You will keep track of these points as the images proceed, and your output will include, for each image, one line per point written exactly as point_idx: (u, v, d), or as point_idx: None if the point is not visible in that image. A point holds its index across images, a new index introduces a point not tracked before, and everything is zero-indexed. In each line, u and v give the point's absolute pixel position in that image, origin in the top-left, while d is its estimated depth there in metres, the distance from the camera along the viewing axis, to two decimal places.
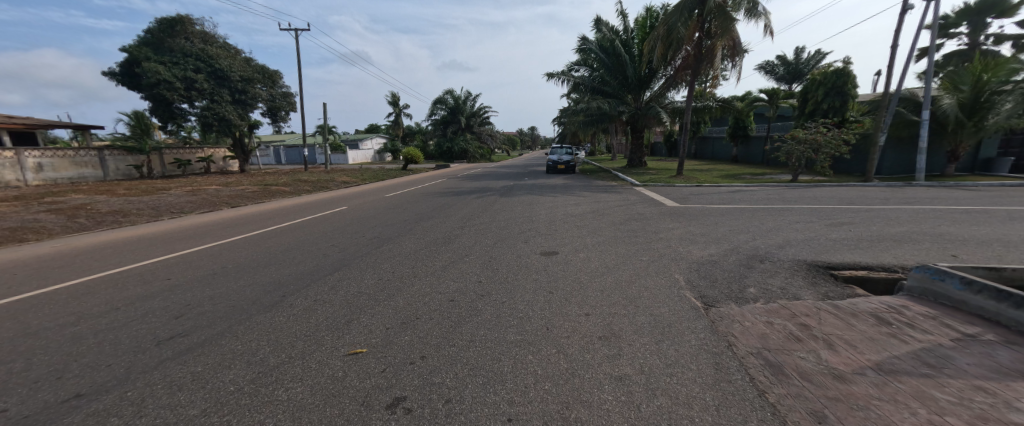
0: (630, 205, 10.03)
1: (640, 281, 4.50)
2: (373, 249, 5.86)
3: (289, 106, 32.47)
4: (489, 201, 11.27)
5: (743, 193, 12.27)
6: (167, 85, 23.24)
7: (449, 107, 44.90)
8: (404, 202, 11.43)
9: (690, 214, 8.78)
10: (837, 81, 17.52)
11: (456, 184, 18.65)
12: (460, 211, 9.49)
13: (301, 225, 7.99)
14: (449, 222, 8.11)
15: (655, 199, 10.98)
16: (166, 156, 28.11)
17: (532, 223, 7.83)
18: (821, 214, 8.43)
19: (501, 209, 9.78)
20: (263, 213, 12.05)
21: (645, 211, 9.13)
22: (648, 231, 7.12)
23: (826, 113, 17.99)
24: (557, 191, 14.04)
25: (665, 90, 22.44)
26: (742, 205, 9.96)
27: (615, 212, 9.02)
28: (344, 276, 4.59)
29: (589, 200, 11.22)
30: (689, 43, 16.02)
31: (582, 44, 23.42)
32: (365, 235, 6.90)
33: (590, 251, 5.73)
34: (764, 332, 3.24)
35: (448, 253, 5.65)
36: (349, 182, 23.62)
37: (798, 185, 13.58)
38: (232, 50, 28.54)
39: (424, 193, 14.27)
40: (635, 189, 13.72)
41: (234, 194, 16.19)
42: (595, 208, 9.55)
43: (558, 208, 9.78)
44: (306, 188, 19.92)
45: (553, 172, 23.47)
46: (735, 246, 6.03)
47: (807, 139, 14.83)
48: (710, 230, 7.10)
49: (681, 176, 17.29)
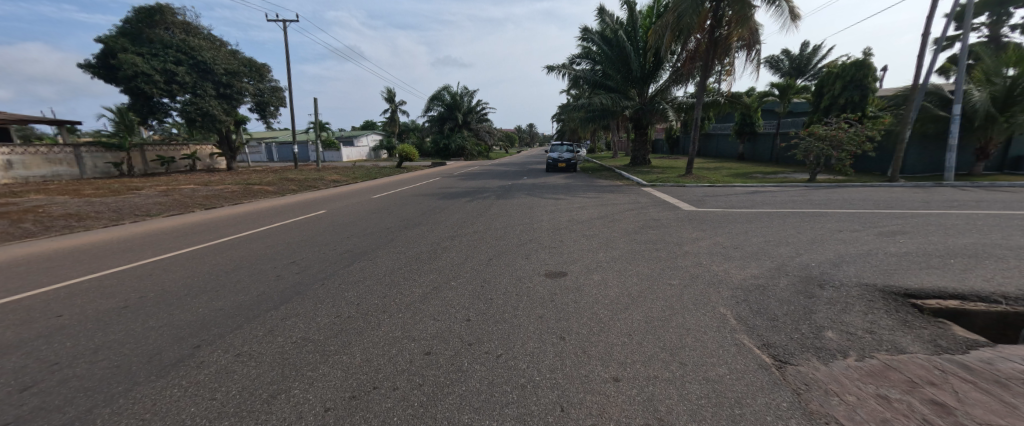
0: (642, 209, 8.99)
1: (679, 318, 3.47)
2: (341, 269, 4.78)
3: (279, 102, 31.36)
4: (484, 204, 10.20)
5: (762, 194, 11.25)
6: (145, 78, 22.18)
7: (446, 103, 43.75)
8: (391, 205, 10.35)
9: (713, 220, 7.77)
10: (856, 74, 16.57)
11: (451, 183, 17.53)
12: (452, 216, 8.43)
13: (267, 234, 6.91)
14: (438, 230, 7.04)
15: (668, 202, 9.97)
16: (148, 153, 27.06)
17: (534, 232, 6.78)
18: (864, 221, 7.40)
19: (498, 213, 8.74)
20: (237, 215, 10.93)
21: (660, 216, 8.10)
22: (671, 243, 6.08)
23: (844, 109, 17.02)
24: (559, 191, 12.98)
25: (671, 84, 21.42)
26: (767, 209, 8.95)
27: (627, 218, 7.97)
28: (291, 312, 3.51)
29: (596, 203, 10.18)
30: (700, 32, 14.99)
31: (583, 36, 22.37)
32: (336, 247, 5.82)
33: (607, 272, 4.68)
34: (886, 419, 2.21)
35: (431, 275, 4.58)
36: (339, 181, 22.56)
37: (819, 185, 12.56)
38: (217, 42, 27.68)
39: (413, 193, 13.16)
40: (643, 189, 12.70)
41: (211, 195, 15.11)
42: (604, 213, 8.50)
43: (561, 212, 8.74)
44: (291, 187, 18.84)
45: (553, 170, 22.40)
46: (781, 264, 5.00)
47: (828, 136, 13.79)
48: (743, 242, 6.06)
49: (690, 175, 16.24)
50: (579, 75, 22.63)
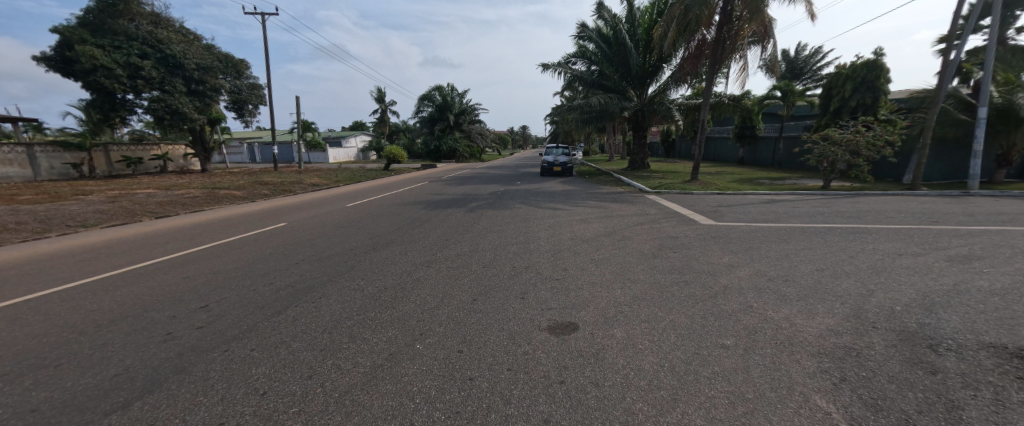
0: (654, 224, 7.79)
1: (755, 420, 2.25)
2: (266, 319, 3.45)
3: (258, 99, 29.83)
4: (471, 216, 8.92)
5: (782, 204, 10.12)
6: (105, 72, 20.92)
7: (437, 104, 42.45)
8: (365, 215, 9.07)
9: (739, 238, 6.62)
10: (867, 75, 15.63)
11: (438, 187, 16.29)
12: (432, 232, 7.17)
13: (199, 256, 5.58)
14: (414, 252, 5.77)
15: (680, 214, 8.85)
16: (113, 153, 25.61)
17: (529, 256, 5.51)
18: (919, 239, 6.24)
19: (488, 227, 7.52)
20: (187, 226, 9.57)
21: (677, 234, 6.90)
22: (702, 272, 4.84)
23: (855, 111, 16.03)
24: (556, 199, 11.73)
25: (671, 84, 20.36)
26: (795, 223, 7.81)
27: (638, 236, 6.75)
28: (147, 417, 2.20)
29: (598, 214, 9.04)
30: (709, 26, 13.92)
31: (580, 34, 21.26)
32: (275, 280, 4.50)
33: (631, 324, 3.43)
34: None
35: (391, 331, 3.27)
36: (319, 184, 21.15)
37: (839, 194, 11.49)
38: (190, 35, 26.29)
39: (394, 200, 11.91)
40: (648, 198, 11.60)
41: (168, 200, 13.74)
42: (610, 230, 7.26)
43: (560, 227, 7.52)
44: (263, 192, 17.40)
45: (547, 174, 21.24)
46: (856, 307, 3.78)
47: (846, 140, 12.77)
48: (792, 271, 4.85)
49: (696, 181, 15.14)
50: (575, 75, 21.50)
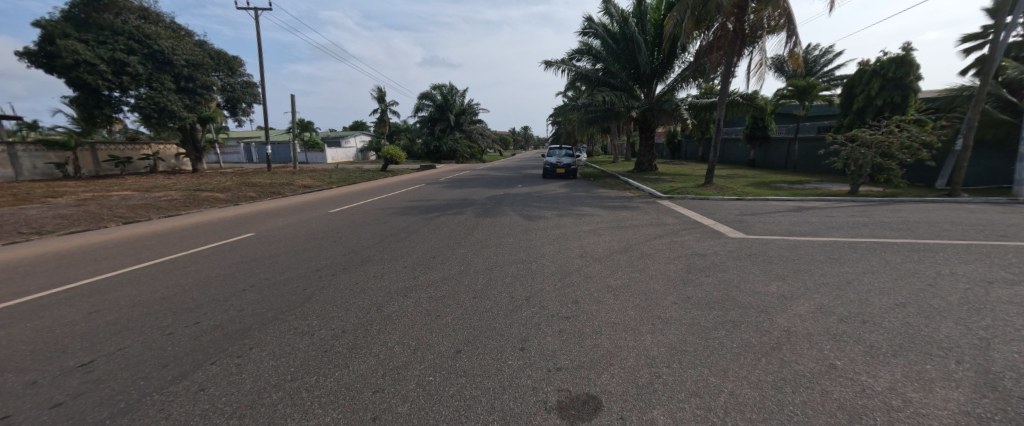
0: (674, 238, 6.77)
1: None
2: (158, 391, 2.46)
3: (252, 97, 28.95)
4: (466, 225, 7.91)
5: (812, 212, 9.08)
6: (89, 68, 20.10)
7: (437, 104, 41.51)
8: (346, 224, 8.09)
9: (779, 256, 5.59)
10: (896, 72, 14.59)
11: (434, 190, 15.30)
12: (419, 246, 6.17)
13: (131, 278, 4.60)
14: (391, 274, 4.77)
15: (701, 224, 7.84)
16: (100, 152, 24.81)
17: (529, 283, 4.48)
18: (999, 259, 5.18)
19: (483, 240, 6.52)
20: (150, 233, 8.61)
21: (705, 251, 5.86)
22: (749, 308, 3.80)
23: (881, 110, 15.00)
24: (560, 204, 10.71)
25: (681, 82, 19.32)
26: (838, 236, 6.75)
27: (658, 254, 5.71)
28: None
29: (609, 223, 8.03)
30: (728, 17, 12.89)
31: (585, 29, 20.27)
32: (205, 317, 3.52)
33: (676, 402, 2.40)
34: None
35: (330, 415, 2.27)
36: (310, 186, 20.15)
37: (873, 201, 10.45)
38: (181, 31, 25.50)
39: (382, 206, 10.94)
40: (661, 204, 10.60)
41: (142, 204, 12.77)
42: (625, 245, 6.25)
43: (567, 240, 6.50)
44: (248, 194, 16.41)
45: (550, 176, 20.23)
46: (983, 371, 2.72)
47: (876, 141, 11.81)
48: (865, 306, 3.80)
49: (710, 185, 14.12)
50: (580, 72, 20.48)
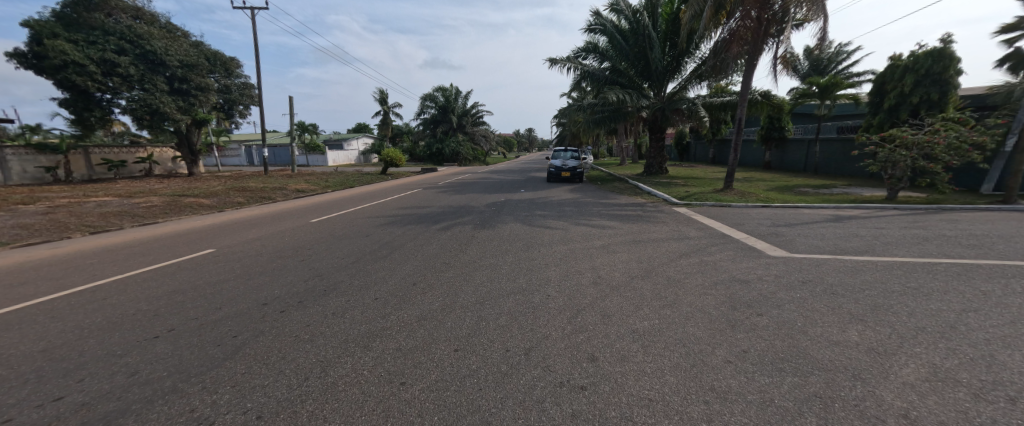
0: (703, 256, 5.71)
1: None
2: None
3: (249, 100, 28.30)
4: (459, 239, 6.91)
5: (856, 223, 7.98)
6: (78, 68, 19.38)
7: (439, 105, 40.61)
8: (322, 236, 7.14)
9: (840, 284, 4.51)
10: (933, 66, 13.44)
11: (431, 196, 14.30)
12: (399, 268, 5.16)
13: (23, 319, 3.61)
14: (355, 311, 3.76)
15: (731, 238, 6.76)
16: (93, 155, 24.16)
17: (531, 328, 3.45)
18: None
19: (478, 260, 5.52)
20: (105, 245, 7.68)
21: (745, 276, 4.80)
22: (834, 373, 2.76)
23: (917, 108, 13.92)
24: (566, 213, 9.67)
25: (695, 80, 18.25)
26: (901, 255, 5.67)
27: (689, 281, 4.67)
28: None
29: (623, 237, 6.98)
30: (751, 6, 11.78)
31: (591, 25, 19.23)
32: (78, 389, 2.53)
33: None
34: None
35: None
36: (304, 190, 19.26)
37: (919, 209, 9.31)
38: (176, 31, 24.84)
39: (370, 214, 9.97)
40: (679, 212, 9.53)
41: (116, 211, 11.86)
42: (646, 266, 5.22)
43: (576, 261, 5.45)
44: (236, 199, 15.53)
45: (555, 180, 19.16)
46: None
47: (920, 143, 10.73)
48: (998, 372, 2.74)
49: (730, 190, 12.99)
50: (586, 71, 19.30)
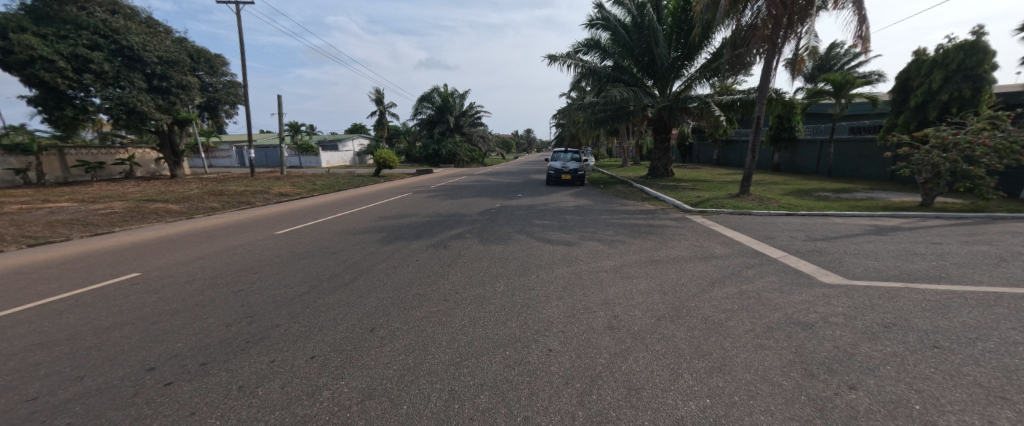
0: (741, 284, 4.59)
1: None
2: None
3: (235, 99, 27.22)
4: (441, 259, 5.76)
5: (905, 236, 6.90)
6: (46, 64, 18.18)
7: (436, 106, 39.64)
8: (277, 254, 5.97)
9: (936, 330, 3.41)
10: (965, 61, 12.43)
11: (420, 201, 13.19)
12: (359, 303, 4.03)
13: None
14: (272, 383, 2.62)
15: (768, 258, 5.64)
16: (69, 157, 22.97)
17: (523, 418, 2.34)
18: None
19: (460, 291, 4.38)
20: (24, 262, 6.49)
21: (807, 318, 3.67)
22: None
23: (946, 106, 12.84)
24: (568, 222, 8.58)
25: (701, 77, 17.29)
26: (986, 283, 4.57)
27: (734, 324, 3.54)
28: None
29: (637, 256, 5.89)
30: None
31: (591, 19, 18.16)
32: None
33: None
34: None
35: None
36: (287, 194, 18.12)
37: (970, 219, 8.22)
38: (158, 27, 23.74)
39: (347, 225, 8.84)
40: (695, 222, 8.45)
41: (68, 219, 10.69)
42: (674, 301, 4.11)
43: (583, 293, 4.32)
44: (210, 204, 14.38)
45: (555, 183, 18.04)
46: None
47: (961, 143, 9.64)
48: None
49: (747, 195, 11.86)
50: (588, 68, 18.22)
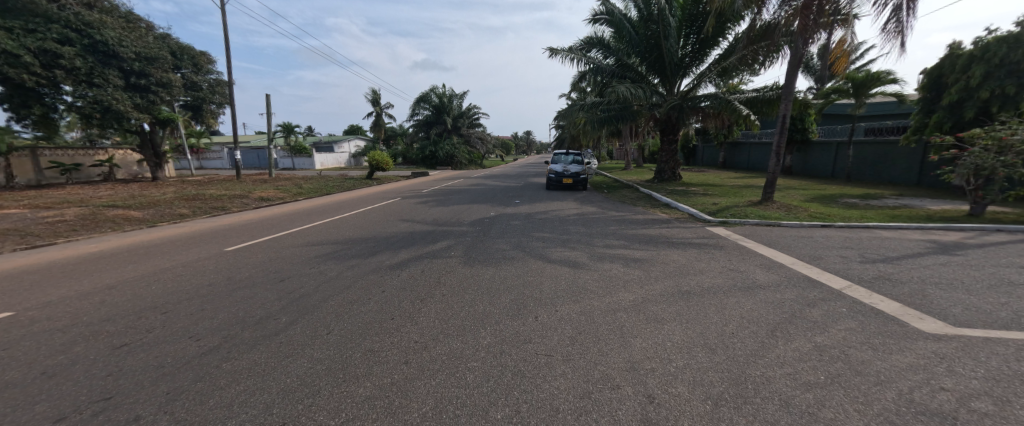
0: (814, 335, 3.37)
1: None
2: None
3: (221, 98, 26.16)
4: (413, 289, 4.53)
5: (983, 256, 5.68)
6: (11, 60, 16.87)
7: (433, 106, 38.57)
8: (205, 282, 4.73)
9: None
10: (1010, 54, 11.15)
11: (408, 208, 11.98)
12: (278, 371, 2.80)
13: None
14: None
15: (830, 289, 4.43)
16: (43, 158, 21.73)
17: None
18: None
19: (427, 347, 3.16)
20: None
21: (939, 405, 2.44)
22: None
23: (986, 105, 11.64)
24: (573, 235, 7.40)
25: (712, 74, 16.11)
26: None
27: (836, 419, 2.31)
28: None
29: (662, 284, 4.69)
30: None
31: (595, 13, 16.96)
32: None
33: None
34: None
35: None
36: (268, 198, 16.90)
37: None
38: (138, 22, 22.59)
39: (316, 237, 7.60)
40: (722, 237, 7.23)
41: (7, 228, 9.46)
42: (730, 366, 2.89)
43: (598, 351, 3.10)
44: (178, 210, 13.15)
45: (555, 187, 16.85)
46: None
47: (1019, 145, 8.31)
48: None
49: (771, 203, 10.64)
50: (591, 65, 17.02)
